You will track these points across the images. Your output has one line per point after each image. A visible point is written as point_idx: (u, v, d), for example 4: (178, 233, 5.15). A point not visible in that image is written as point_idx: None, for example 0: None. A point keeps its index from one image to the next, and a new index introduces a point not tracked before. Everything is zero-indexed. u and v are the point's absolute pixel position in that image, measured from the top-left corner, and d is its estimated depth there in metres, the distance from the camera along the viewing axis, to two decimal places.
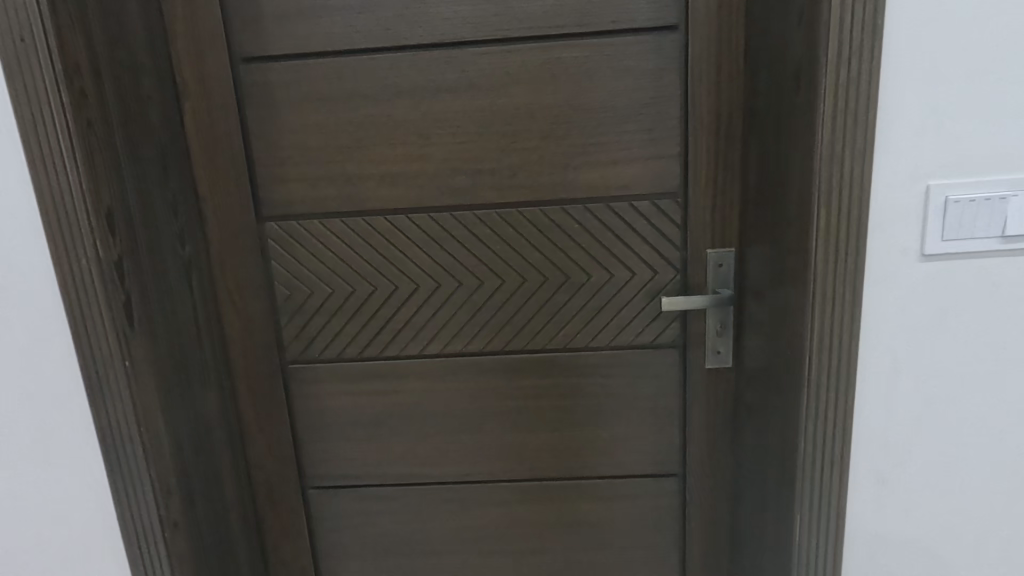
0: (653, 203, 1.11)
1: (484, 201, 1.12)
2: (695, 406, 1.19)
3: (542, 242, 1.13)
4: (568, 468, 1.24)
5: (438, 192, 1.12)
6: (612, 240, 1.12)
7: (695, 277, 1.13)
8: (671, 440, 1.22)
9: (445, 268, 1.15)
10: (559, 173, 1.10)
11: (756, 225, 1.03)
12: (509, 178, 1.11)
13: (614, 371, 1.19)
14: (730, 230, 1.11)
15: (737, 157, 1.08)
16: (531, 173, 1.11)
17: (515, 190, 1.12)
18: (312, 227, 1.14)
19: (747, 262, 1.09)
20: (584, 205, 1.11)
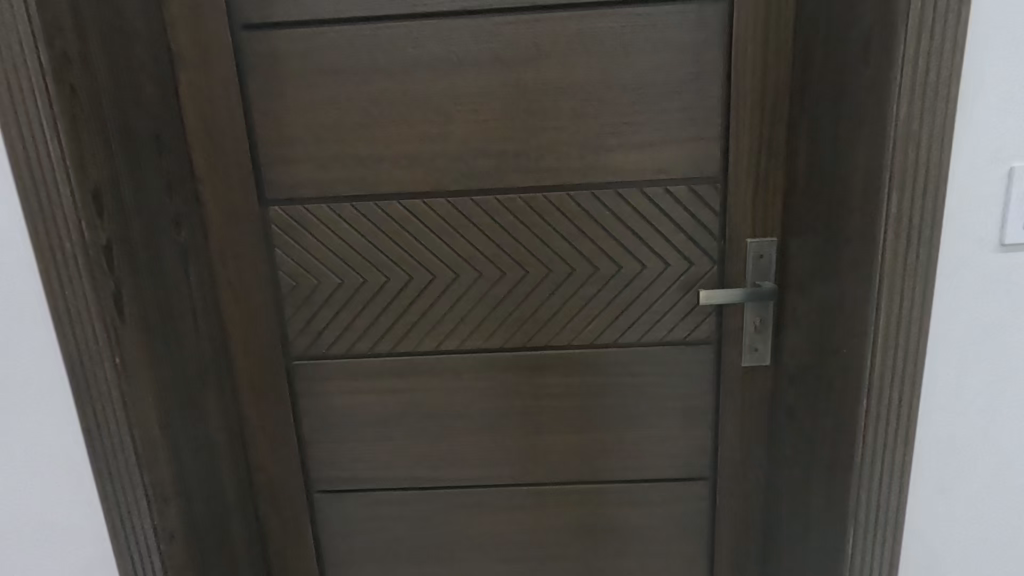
0: (690, 188, 1.03)
1: (507, 185, 1.04)
2: (729, 406, 1.12)
3: (570, 229, 1.05)
4: (592, 470, 1.17)
5: (458, 175, 1.03)
6: (646, 228, 1.04)
7: (734, 269, 1.05)
8: (702, 442, 1.14)
9: (465, 257, 1.07)
10: (589, 155, 1.02)
11: (805, 212, 0.96)
12: (536, 160, 1.03)
13: (643, 369, 1.11)
14: (771, 218, 1.03)
15: (783, 139, 1.00)
16: (559, 154, 1.02)
17: (541, 173, 1.03)
18: (320, 211, 1.05)
19: (790, 252, 1.02)
20: (616, 190, 1.03)
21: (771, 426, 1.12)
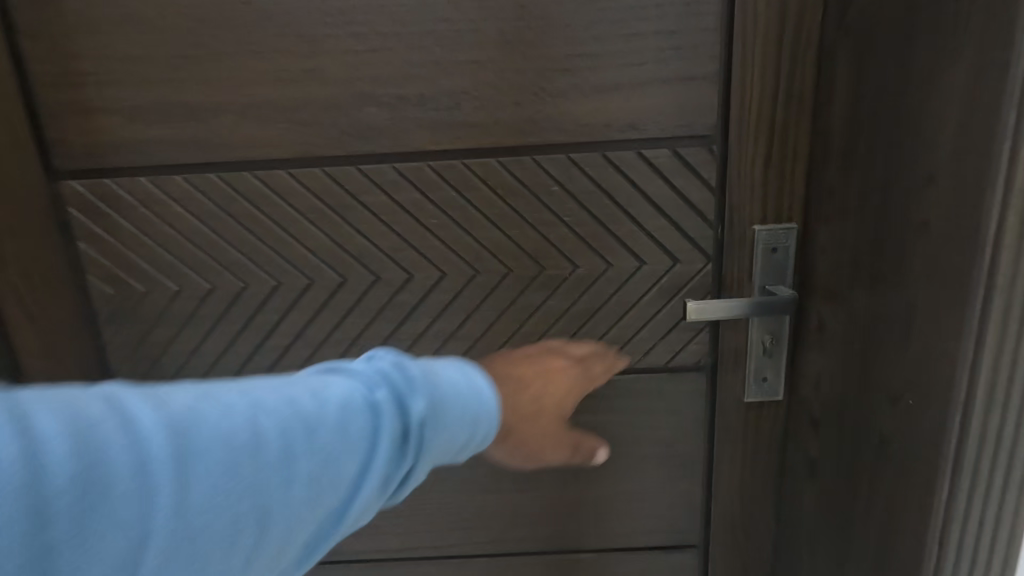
0: (674, 152, 0.71)
1: (411, 149, 0.72)
2: (726, 454, 0.82)
3: (503, 213, 0.74)
4: (542, 536, 0.88)
5: (338, 133, 0.71)
6: (610, 211, 0.73)
7: (733, 269, 0.74)
8: (689, 500, 0.85)
9: (355, 253, 0.75)
10: (527, 105, 0.70)
11: (844, 186, 0.65)
12: (450, 112, 0.70)
13: (609, 406, 0.81)
14: (790, 196, 0.72)
15: (811, 78, 0.68)
16: (483, 103, 0.70)
17: (459, 132, 0.71)
18: (138, 188, 0.72)
19: (817, 245, 0.71)
20: (567, 156, 0.72)
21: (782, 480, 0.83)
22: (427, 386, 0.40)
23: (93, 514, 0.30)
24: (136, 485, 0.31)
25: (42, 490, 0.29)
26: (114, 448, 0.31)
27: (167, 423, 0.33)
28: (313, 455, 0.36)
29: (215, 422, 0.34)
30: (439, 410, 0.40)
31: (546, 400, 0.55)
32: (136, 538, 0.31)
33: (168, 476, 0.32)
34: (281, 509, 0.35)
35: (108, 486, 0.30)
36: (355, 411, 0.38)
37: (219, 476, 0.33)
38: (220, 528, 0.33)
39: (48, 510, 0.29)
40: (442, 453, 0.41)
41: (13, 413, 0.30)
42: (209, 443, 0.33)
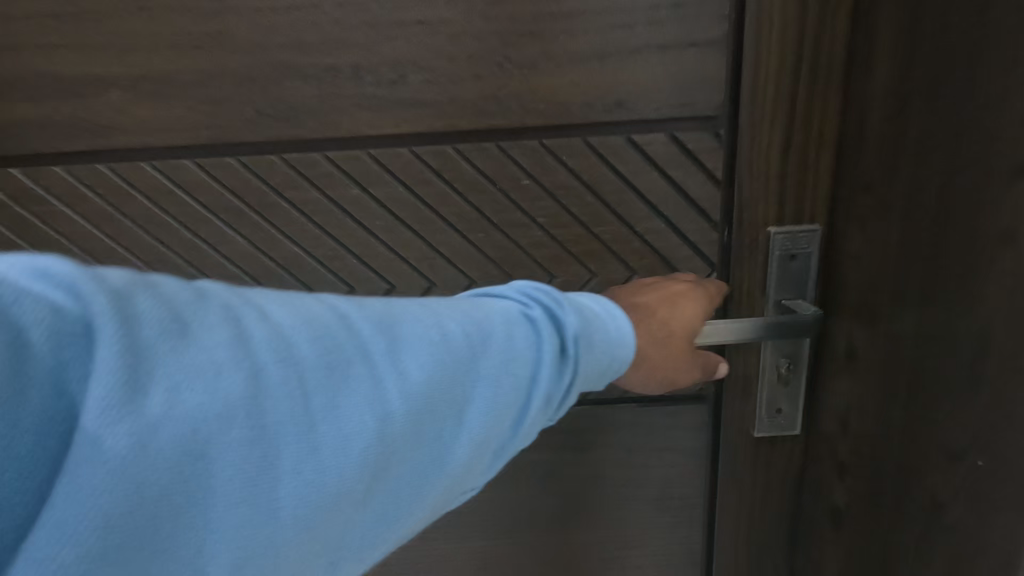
0: (671, 138, 0.58)
1: (348, 135, 0.58)
2: (733, 502, 0.69)
3: (463, 212, 0.60)
4: None
5: (255, 114, 0.57)
6: (594, 210, 0.60)
7: (743, 280, 0.61)
8: (687, 546, 0.73)
9: (284, 262, 0.62)
10: (489, 77, 0.56)
11: (882, 190, 0.52)
12: (392, 86, 0.56)
13: (593, 441, 0.68)
14: (812, 191, 0.59)
15: (841, 44, 0.54)
16: (434, 75, 0.56)
17: (405, 113, 0.57)
18: (10, 182, 0.58)
19: (843, 260, 0.58)
20: (540, 143, 0.58)
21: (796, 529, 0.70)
22: (578, 313, 0.41)
23: (314, 407, 0.31)
24: (343, 382, 0.32)
25: (269, 379, 0.30)
26: (322, 346, 0.32)
27: (363, 328, 0.34)
28: (489, 369, 0.37)
29: (404, 325, 0.36)
30: (592, 332, 0.41)
31: (675, 325, 0.50)
32: (345, 434, 0.32)
33: (369, 379, 0.33)
34: (467, 418, 0.36)
35: (319, 382, 0.32)
36: (520, 329, 0.39)
37: (412, 383, 0.34)
38: (430, 415, 0.35)
39: (272, 402, 0.30)
40: (593, 376, 0.41)
41: (234, 311, 0.32)
42: (409, 345, 0.35)
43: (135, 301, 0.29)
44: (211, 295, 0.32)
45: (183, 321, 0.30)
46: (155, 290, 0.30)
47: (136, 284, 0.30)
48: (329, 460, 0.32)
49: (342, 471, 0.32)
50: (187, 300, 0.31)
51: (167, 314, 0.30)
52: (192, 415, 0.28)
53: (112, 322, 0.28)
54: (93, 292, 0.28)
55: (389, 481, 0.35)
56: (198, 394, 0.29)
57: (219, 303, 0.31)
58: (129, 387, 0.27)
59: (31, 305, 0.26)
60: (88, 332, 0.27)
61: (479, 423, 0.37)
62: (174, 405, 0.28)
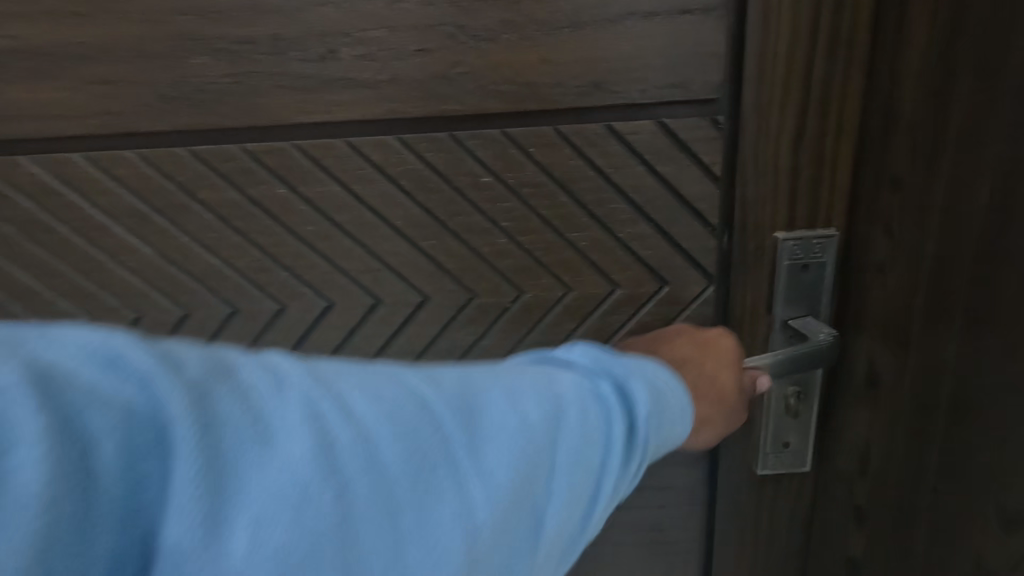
0: (660, 126, 0.48)
1: (269, 123, 0.48)
2: (733, 547, 0.60)
3: (413, 216, 0.50)
4: None
5: (154, 95, 0.46)
6: (569, 213, 0.50)
7: (746, 294, 0.52)
8: None
9: (200, 277, 0.51)
10: (439, 52, 0.46)
11: (921, 201, 0.44)
12: (320, 62, 0.46)
13: None
14: (830, 188, 0.49)
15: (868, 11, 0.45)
16: (371, 49, 0.46)
17: (338, 96, 0.47)
18: None
19: (862, 280, 0.50)
20: (502, 132, 0.48)
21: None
22: (651, 380, 0.34)
23: (397, 522, 0.26)
24: (430, 490, 0.26)
25: (350, 493, 0.25)
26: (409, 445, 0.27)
27: (447, 417, 0.28)
28: (570, 461, 0.30)
29: (486, 405, 0.29)
30: (667, 409, 0.33)
31: (715, 371, 0.45)
32: (435, 561, 0.26)
33: (458, 485, 0.27)
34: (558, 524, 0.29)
35: (402, 492, 0.26)
36: (605, 405, 0.32)
37: (505, 489, 0.28)
38: (522, 523, 0.28)
39: (350, 519, 0.25)
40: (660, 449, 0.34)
41: (317, 405, 0.26)
42: (491, 434, 0.28)
43: (213, 403, 0.24)
44: (291, 384, 0.26)
45: (257, 421, 0.25)
46: (219, 382, 0.25)
47: (213, 370, 0.25)
48: None
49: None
50: (266, 395, 0.26)
51: (246, 413, 0.25)
52: (269, 543, 0.23)
53: (188, 432, 0.23)
54: (165, 393, 0.23)
55: None
56: (274, 515, 0.24)
57: (301, 395, 0.26)
58: (199, 506, 0.23)
59: (99, 408, 0.22)
60: (155, 442, 0.23)
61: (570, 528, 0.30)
62: (260, 542, 0.23)
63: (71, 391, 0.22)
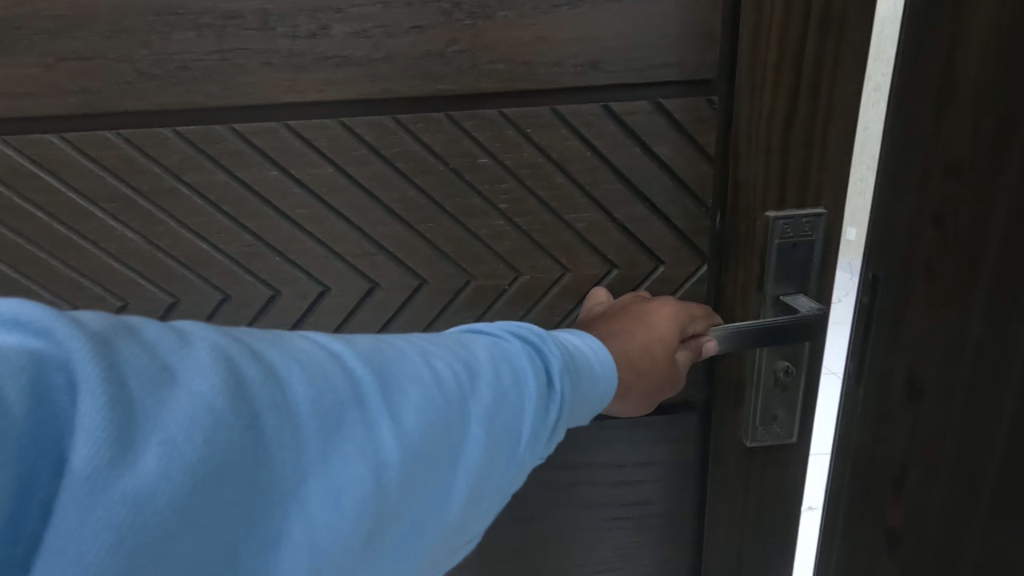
0: (657, 107, 0.48)
1: (258, 102, 0.46)
2: (726, 512, 0.64)
3: (409, 199, 0.50)
4: None
5: (132, 74, 0.44)
6: (566, 194, 0.50)
7: (739, 272, 0.53)
8: (675, 556, 0.68)
9: (189, 263, 0.50)
10: (434, 29, 0.45)
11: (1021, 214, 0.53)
12: (311, 39, 0.44)
13: (578, 454, 0.63)
14: (819, 169, 0.50)
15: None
16: (364, 25, 0.44)
17: (330, 73, 0.45)
18: None
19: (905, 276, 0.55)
20: (499, 112, 0.47)
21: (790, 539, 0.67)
22: (562, 347, 0.37)
23: (309, 458, 0.26)
24: (342, 433, 0.27)
25: (267, 437, 0.25)
26: (331, 399, 0.27)
27: (361, 367, 0.29)
28: (484, 401, 0.32)
29: (401, 360, 0.31)
30: (577, 366, 0.37)
31: (645, 338, 0.46)
32: (338, 498, 0.26)
33: (369, 431, 0.27)
34: (472, 472, 0.31)
35: (320, 436, 0.26)
36: (522, 361, 0.34)
37: (416, 437, 0.28)
38: (432, 459, 0.29)
39: (264, 462, 0.25)
40: (583, 410, 0.37)
41: (225, 350, 0.26)
42: (403, 380, 0.30)
43: (120, 349, 0.23)
44: (189, 334, 0.26)
45: (157, 369, 0.24)
46: (134, 334, 0.24)
47: (115, 326, 0.24)
48: (321, 519, 0.26)
49: (333, 550, 0.26)
50: (164, 345, 0.25)
51: (151, 355, 0.24)
52: (183, 483, 0.22)
53: (85, 371, 0.22)
54: (61, 334, 0.22)
55: (391, 533, 0.28)
56: (196, 445, 0.23)
57: (203, 342, 0.25)
58: (103, 454, 0.21)
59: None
60: (69, 385, 0.22)
61: (484, 477, 0.31)
62: (173, 466, 0.22)
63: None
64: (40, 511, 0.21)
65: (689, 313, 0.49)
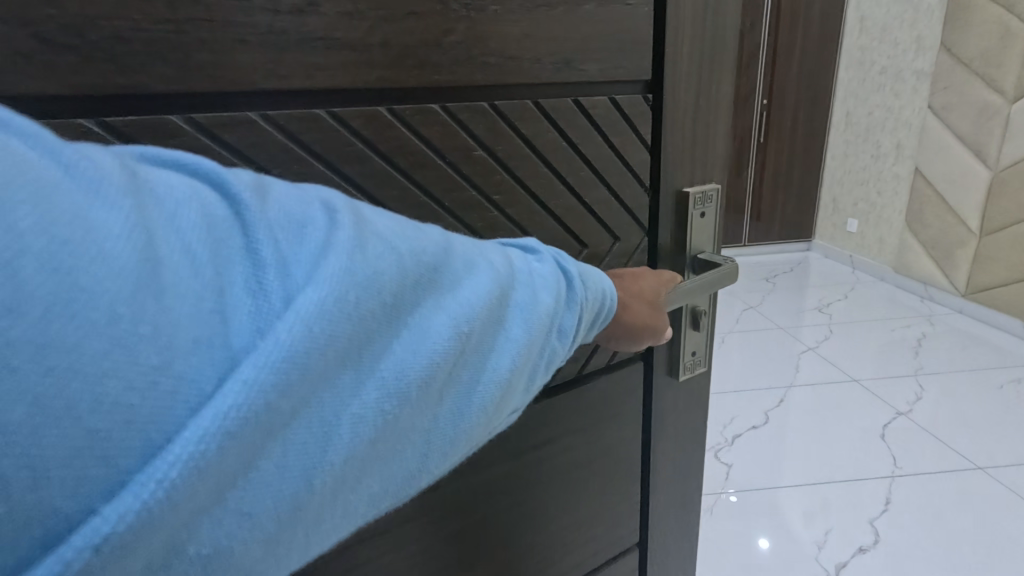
0: (612, 103, 0.62)
1: (249, 85, 0.43)
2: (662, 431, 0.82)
3: (408, 194, 0.52)
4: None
5: (66, 40, 0.37)
6: (543, 178, 0.60)
7: (668, 237, 0.69)
8: (629, 479, 0.83)
9: None
10: (428, 16, 0.49)
11: None
12: (298, 15, 0.43)
13: (554, 420, 0.72)
14: (709, 153, 0.70)
15: (727, 25, 0.65)
16: (357, 7, 0.45)
17: (328, 53, 0.45)
18: None
19: None
20: (492, 106, 0.55)
21: (697, 448, 0.88)
22: (584, 270, 0.47)
23: (406, 298, 0.33)
24: (429, 286, 0.34)
25: (387, 277, 0.31)
26: (424, 255, 0.34)
27: (438, 239, 0.37)
28: (524, 274, 0.40)
29: (463, 241, 0.39)
30: (588, 275, 0.47)
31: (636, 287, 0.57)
32: (429, 333, 0.33)
33: (445, 285, 0.35)
34: (524, 334, 0.38)
35: (415, 284, 0.33)
36: (544, 256, 0.44)
37: (477, 290, 0.36)
38: (492, 312, 0.37)
39: (382, 292, 0.31)
40: (595, 315, 0.47)
41: (350, 215, 0.33)
42: (467, 251, 0.38)
43: (269, 197, 0.31)
44: (310, 195, 0.33)
45: (298, 214, 0.31)
46: (271, 190, 0.32)
47: (258, 183, 0.32)
48: (419, 346, 0.32)
49: (426, 370, 0.32)
50: (296, 200, 0.32)
51: (294, 203, 0.31)
52: (328, 289, 0.28)
53: (249, 204, 0.30)
54: (226, 176, 0.30)
55: (464, 371, 0.35)
56: (337, 268, 0.29)
57: (329, 201, 0.33)
58: (272, 261, 0.28)
59: (179, 191, 0.28)
60: (234, 213, 0.29)
61: (538, 330, 0.39)
62: (327, 277, 0.29)
63: (155, 183, 0.28)
64: (239, 295, 0.27)
65: (666, 281, 0.61)
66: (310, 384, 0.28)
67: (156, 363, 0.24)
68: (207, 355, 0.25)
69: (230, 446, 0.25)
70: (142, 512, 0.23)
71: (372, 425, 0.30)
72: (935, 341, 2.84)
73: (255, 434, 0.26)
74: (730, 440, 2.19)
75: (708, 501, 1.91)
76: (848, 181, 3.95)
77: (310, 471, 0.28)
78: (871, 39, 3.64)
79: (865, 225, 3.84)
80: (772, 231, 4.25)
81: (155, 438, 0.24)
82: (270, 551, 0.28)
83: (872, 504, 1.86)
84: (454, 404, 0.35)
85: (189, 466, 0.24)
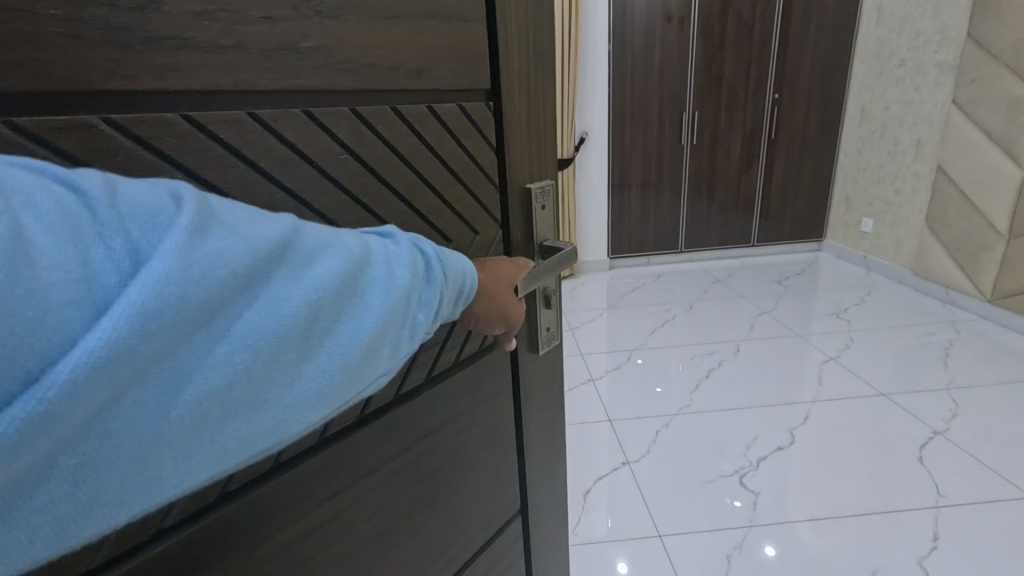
0: (460, 109, 0.71)
1: (97, 85, 0.44)
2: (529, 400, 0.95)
3: (277, 201, 0.55)
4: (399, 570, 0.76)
5: None
6: (410, 183, 0.66)
7: (517, 229, 0.83)
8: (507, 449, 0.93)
9: None
10: (286, 22, 0.53)
11: None
12: (139, 13, 0.45)
13: (437, 408, 0.78)
14: (542, 159, 0.87)
15: (542, 53, 0.83)
16: (208, 8, 0.48)
17: (173, 54, 0.47)
18: None
19: None
20: (356, 111, 0.60)
21: (552, 415, 1.02)
22: (449, 260, 0.58)
23: (257, 271, 0.41)
24: (280, 263, 0.43)
25: (239, 253, 0.39)
26: (274, 237, 0.42)
27: (289, 224, 0.45)
28: (376, 257, 0.50)
29: (316, 228, 0.47)
30: (449, 258, 0.58)
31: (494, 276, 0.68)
32: (281, 300, 0.42)
33: (295, 263, 0.44)
34: (379, 303, 0.48)
35: (267, 261, 0.42)
36: (399, 243, 0.54)
37: (327, 266, 0.45)
38: (341, 286, 0.46)
39: (235, 265, 0.39)
40: (453, 297, 0.58)
41: (201, 205, 0.40)
42: (319, 236, 0.46)
43: (119, 188, 0.38)
44: (160, 186, 0.40)
45: (147, 201, 0.38)
46: (121, 183, 0.39)
47: (109, 179, 0.38)
48: (272, 310, 0.41)
49: (278, 328, 0.41)
50: (147, 191, 0.39)
51: (145, 192, 0.38)
52: (179, 261, 0.36)
53: (98, 196, 0.36)
54: (75, 175, 0.37)
55: (320, 332, 0.44)
56: (188, 245, 0.37)
57: (177, 190, 0.41)
58: (124, 238, 0.36)
59: (28, 184, 0.34)
60: (84, 201, 0.36)
61: (392, 302, 0.49)
62: (180, 253, 0.37)
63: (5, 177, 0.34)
64: (100, 265, 0.34)
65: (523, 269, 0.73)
66: (169, 336, 0.36)
67: (34, 314, 0.30)
68: (77, 308, 0.32)
69: (96, 376, 0.33)
70: (24, 422, 0.30)
71: (227, 370, 0.39)
72: (960, 349, 3.19)
73: (119, 371, 0.34)
74: (755, 463, 2.37)
75: (737, 535, 2.01)
76: (867, 179, 4.53)
77: (169, 402, 0.37)
78: (890, 30, 4.15)
79: (884, 224, 4.37)
80: (784, 228, 5.03)
81: (33, 369, 0.31)
82: (140, 469, 0.37)
83: (920, 531, 1.97)
84: (312, 360, 0.44)
85: (60, 390, 0.31)
